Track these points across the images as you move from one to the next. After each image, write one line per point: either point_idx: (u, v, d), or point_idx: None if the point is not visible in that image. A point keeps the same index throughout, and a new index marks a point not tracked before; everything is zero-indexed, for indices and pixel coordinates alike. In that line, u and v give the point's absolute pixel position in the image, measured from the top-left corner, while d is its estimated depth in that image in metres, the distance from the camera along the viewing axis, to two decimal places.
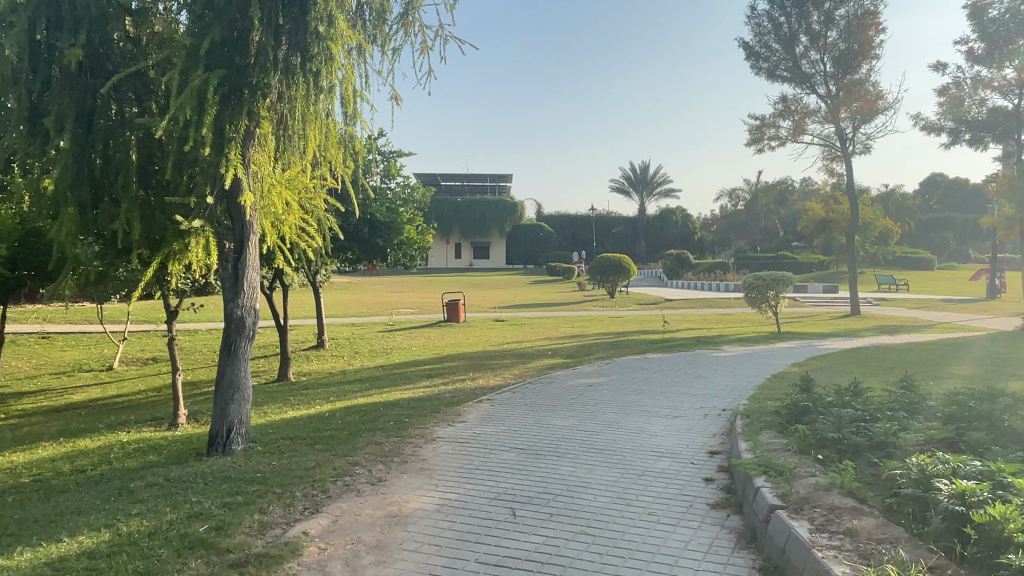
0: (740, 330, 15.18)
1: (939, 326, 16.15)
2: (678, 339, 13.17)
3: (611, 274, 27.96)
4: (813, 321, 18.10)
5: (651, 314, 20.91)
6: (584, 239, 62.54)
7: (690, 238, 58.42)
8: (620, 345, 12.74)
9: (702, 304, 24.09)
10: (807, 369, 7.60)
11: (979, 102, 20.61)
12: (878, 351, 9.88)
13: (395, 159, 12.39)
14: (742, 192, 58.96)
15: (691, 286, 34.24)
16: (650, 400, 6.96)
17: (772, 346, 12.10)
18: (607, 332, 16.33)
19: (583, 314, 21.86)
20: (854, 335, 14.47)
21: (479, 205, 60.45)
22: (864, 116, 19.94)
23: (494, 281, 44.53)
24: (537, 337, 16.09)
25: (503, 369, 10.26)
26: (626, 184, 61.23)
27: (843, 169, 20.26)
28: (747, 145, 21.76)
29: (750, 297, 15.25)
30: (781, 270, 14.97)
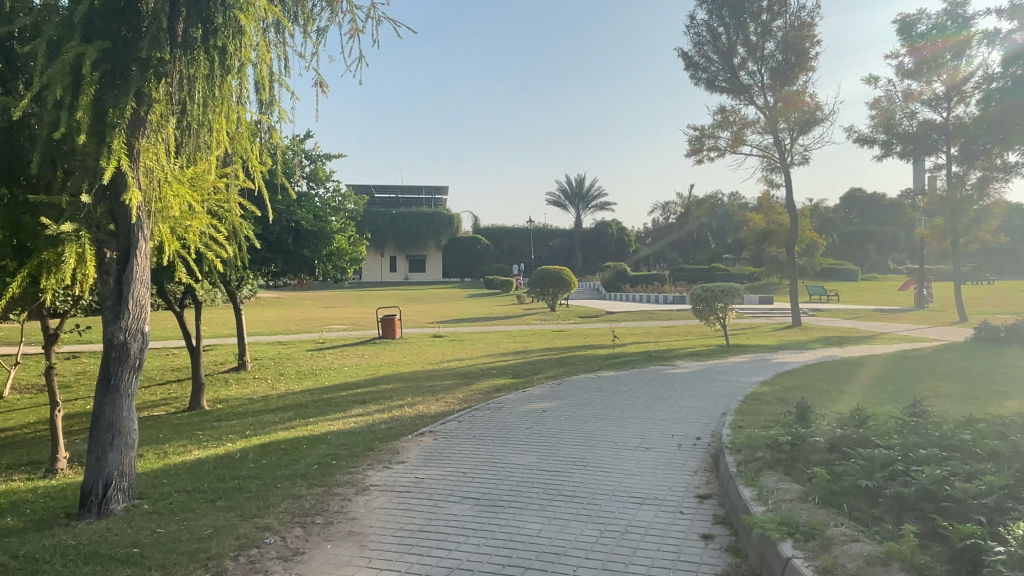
0: (689, 343, 14.68)
1: (882, 336, 16.09)
2: (629, 354, 12.50)
3: (552, 287, 27.34)
4: (758, 333, 17.82)
5: (595, 327, 20.30)
6: (521, 252, 62.02)
7: (626, 251, 58.62)
8: (569, 362, 11.96)
9: (645, 317, 23.68)
10: (781, 388, 6.96)
11: (910, 115, 21.24)
12: (839, 364, 9.42)
13: (324, 163, 11.33)
14: (676, 205, 59.68)
15: (631, 299, 33.99)
16: (614, 428, 6.16)
17: (728, 360, 11.55)
18: (551, 347, 15.55)
19: (525, 328, 21.05)
20: (803, 346, 14.17)
21: (415, 217, 59.26)
22: (803, 127, 19.93)
23: (431, 295, 43.33)
24: (479, 354, 15.17)
25: (446, 391, 9.31)
26: (562, 197, 61.08)
27: (782, 180, 19.88)
28: (687, 156, 21.49)
29: (696, 311, 14.63)
30: (728, 282, 14.41)
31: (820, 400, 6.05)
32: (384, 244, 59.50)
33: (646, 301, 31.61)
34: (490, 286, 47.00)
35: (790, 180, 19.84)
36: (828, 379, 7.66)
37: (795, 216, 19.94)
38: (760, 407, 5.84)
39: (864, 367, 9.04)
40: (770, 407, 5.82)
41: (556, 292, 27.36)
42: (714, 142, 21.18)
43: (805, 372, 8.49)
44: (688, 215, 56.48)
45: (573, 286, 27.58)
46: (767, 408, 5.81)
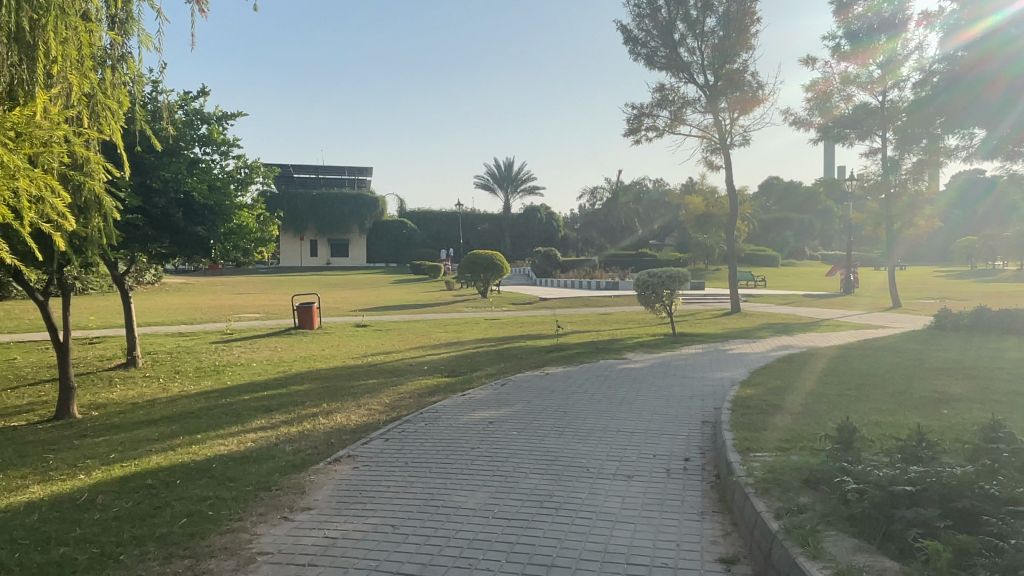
0: (634, 332, 13.72)
1: (826, 322, 15.66)
2: (574, 346, 11.39)
3: (483, 272, 26.05)
4: (700, 319, 17.10)
5: (531, 315, 19.20)
6: (448, 236, 60.41)
7: (554, 236, 57.79)
8: (510, 355, 10.74)
9: (580, 304, 22.73)
10: (770, 389, 5.93)
11: (847, 98, 21.19)
12: (808, 355, 8.57)
13: (220, 124, 9.69)
14: (604, 190, 59.35)
15: (562, 284, 33.11)
16: (582, 445, 4.97)
17: (681, 351, 10.61)
18: (487, 338, 14.28)
19: (456, 316, 19.67)
20: (752, 334, 13.45)
21: (338, 199, 56.62)
22: (745, 105, 18.99)
23: (354, 280, 41.28)
24: (407, 346, 13.76)
25: (371, 395, 7.90)
26: (491, 180, 59.70)
27: (723, 163, 19.01)
28: (624, 136, 20.44)
29: (641, 297, 13.53)
30: (675, 266, 13.41)
31: (827, 409, 5.04)
32: (304, 227, 56.65)
33: (579, 287, 30.81)
34: (417, 272, 45.36)
35: (730, 163, 19.03)
36: (813, 376, 6.71)
37: (735, 200, 19.17)
38: (760, 418, 4.78)
39: (836, 358, 8.20)
40: (773, 418, 4.76)
41: (487, 277, 26.11)
42: (652, 122, 20.20)
43: (779, 366, 7.58)
44: (616, 201, 56.32)
45: (505, 272, 26.38)
46: (769, 418, 4.74)
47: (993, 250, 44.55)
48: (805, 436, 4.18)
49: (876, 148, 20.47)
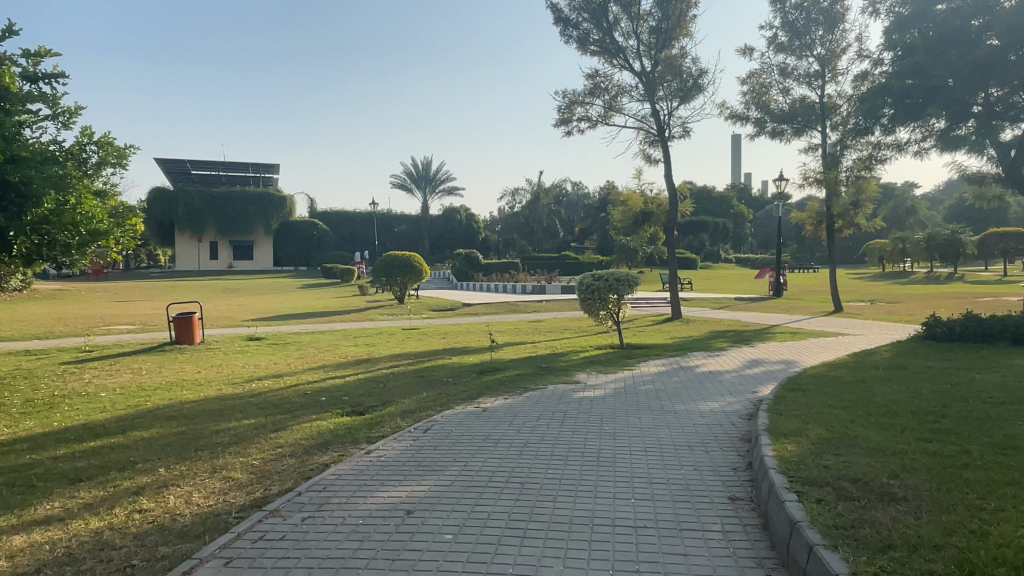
0: (576, 345, 11.86)
1: (779, 329, 14.31)
2: (510, 365, 9.41)
3: (399, 276, 23.70)
4: (643, 326, 15.47)
5: (454, 323, 17.07)
6: (362, 238, 57.28)
7: (474, 238, 55.65)
8: (434, 379, 8.64)
9: (506, 310, 20.78)
10: (815, 441, 4.12)
11: (785, 90, 20.23)
12: (809, 374, 6.90)
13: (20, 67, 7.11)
14: (525, 191, 57.82)
15: (485, 288, 31.11)
16: (566, 567, 2.96)
17: (642, 369, 8.81)
18: (405, 353, 12.09)
19: (367, 326, 17.30)
20: (708, 344, 11.84)
21: (241, 199, 52.61)
22: (684, 95, 17.39)
23: (257, 285, 37.85)
24: (307, 366, 11.39)
25: (238, 450, 5.64)
26: (407, 180, 57.02)
27: (661, 156, 17.35)
28: (555, 126, 18.63)
29: (584, 305, 11.67)
30: (623, 268, 11.59)
31: (941, 485, 3.26)
32: (202, 228, 52.22)
33: (502, 291, 28.92)
34: (329, 275, 42.34)
35: (670, 157, 17.40)
36: (850, 409, 4.99)
37: (675, 196, 17.64)
38: (860, 512, 2.92)
39: (849, 378, 6.55)
40: (877, 512, 2.93)
41: (403, 281, 23.77)
42: (585, 113, 18.43)
43: (788, 392, 5.84)
44: (537, 202, 55.30)
45: (424, 275, 24.14)
46: (873, 514, 2.91)
47: (903, 251, 45.92)
48: (984, 570, 2.33)
49: (815, 144, 19.58)
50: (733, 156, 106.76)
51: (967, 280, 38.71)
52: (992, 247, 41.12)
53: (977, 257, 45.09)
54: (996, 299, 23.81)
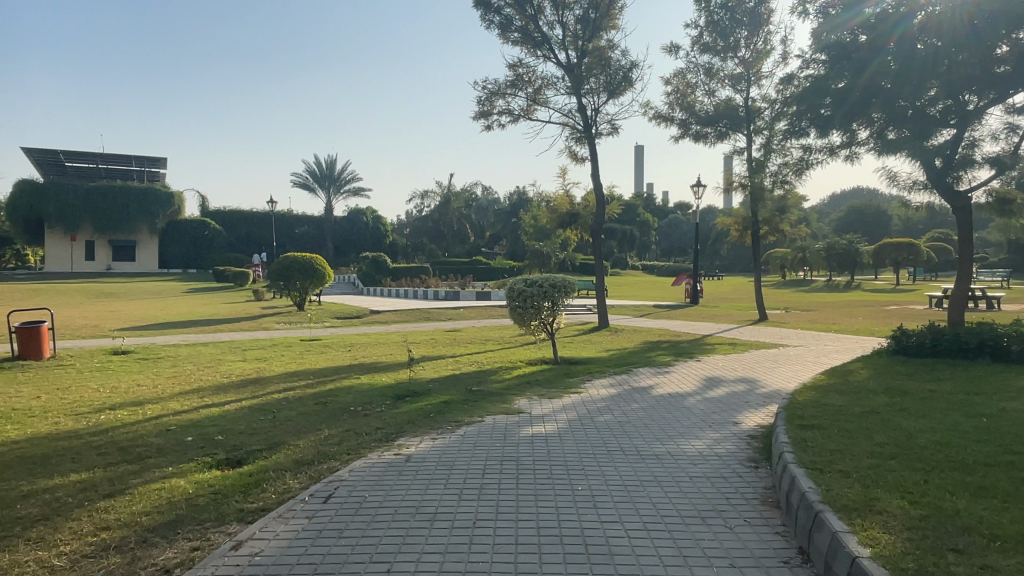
0: (503, 360, 10.41)
1: (714, 339, 13.44)
2: (432, 388, 7.84)
3: (299, 279, 21.50)
4: (571, 336, 14.24)
5: (361, 333, 15.26)
6: (259, 239, 53.57)
7: (382, 242, 53.21)
8: (338, 409, 6.97)
9: (419, 317, 19.10)
10: (910, 522, 2.85)
11: (709, 92, 19.68)
12: (800, 402, 5.74)
13: None
14: (435, 194, 55.90)
15: (394, 294, 29.23)
16: None
17: (591, 391, 7.46)
18: (303, 371, 10.25)
19: (260, 337, 15.19)
20: (649, 357, 10.68)
21: (122, 196, 47.92)
22: (612, 91, 16.24)
23: (137, 290, 34.16)
24: (180, 388, 9.38)
25: (41, 535, 3.83)
26: (310, 178, 54.00)
27: (587, 154, 16.17)
28: (473, 119, 17.19)
29: (514, 315, 10.27)
30: (558, 274, 10.21)
31: None
32: (76, 226, 47.32)
33: (413, 297, 27.10)
34: (221, 279, 39.02)
35: (596, 156, 16.20)
36: (899, 457, 3.80)
37: (602, 197, 16.51)
38: None
39: (851, 406, 5.42)
40: None
41: (303, 285, 21.61)
42: (507, 106, 17.03)
43: (798, 430, 4.62)
44: (448, 205, 53.69)
45: (327, 280, 22.04)
46: None
47: (803, 260, 47.53)
48: None
49: (740, 148, 19.09)
50: (637, 167, 108.91)
51: (863, 289, 40.20)
52: (884, 256, 42.74)
53: (869, 267, 47.31)
54: (902, 308, 24.26)
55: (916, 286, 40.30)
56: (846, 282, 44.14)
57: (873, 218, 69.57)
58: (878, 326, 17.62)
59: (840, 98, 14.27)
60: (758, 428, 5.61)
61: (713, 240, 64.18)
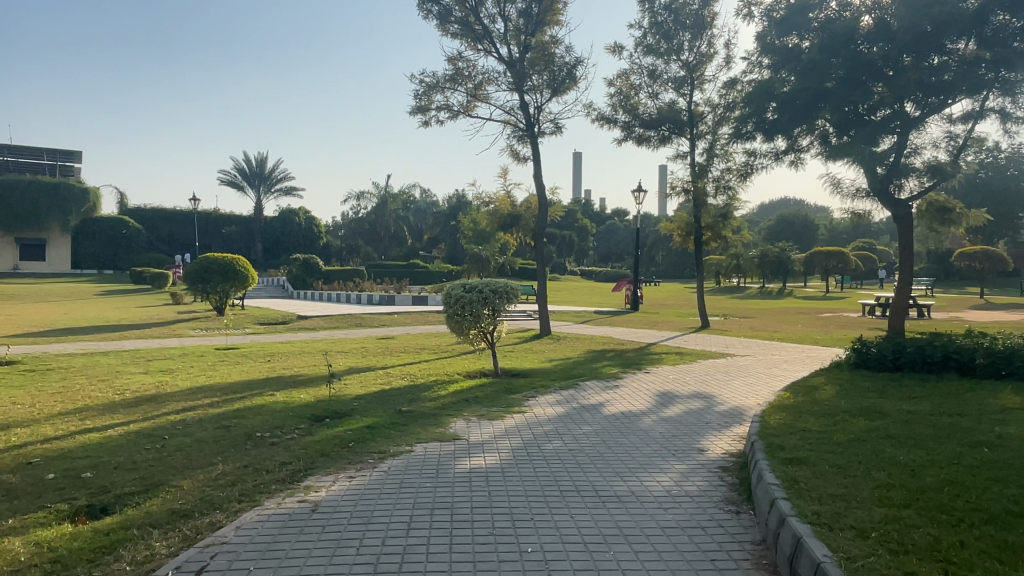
0: (438, 372, 9.49)
1: (660, 348, 12.84)
2: (356, 409, 6.88)
3: (219, 282, 20.01)
4: (511, 344, 13.42)
5: (285, 342, 14.03)
6: (183, 239, 50.78)
7: (314, 244, 51.07)
8: (242, 438, 5.93)
9: (350, 323, 17.94)
10: None
11: (653, 94, 19.25)
12: (773, 426, 5.05)
13: None
14: (371, 195, 54.33)
15: (324, 298, 27.82)
16: None
17: (535, 411, 6.63)
18: (212, 386, 9.07)
19: (170, 345, 13.79)
20: (595, 368, 9.95)
21: (31, 190, 44.91)
22: (555, 88, 15.52)
23: (43, 291, 31.59)
24: (61, 407, 8.10)
25: None
26: (239, 176, 51.66)
27: (529, 153, 15.42)
28: (409, 114, 16.22)
29: (450, 323, 9.40)
30: (500, 279, 9.39)
31: None
32: None
33: (345, 301, 25.78)
34: (138, 281, 36.63)
35: (539, 156, 15.45)
36: (914, 507, 3.13)
37: (545, 199, 15.78)
38: None
39: (829, 431, 4.76)
40: None
41: (224, 288, 20.14)
42: (445, 101, 16.13)
43: (783, 466, 3.89)
44: (384, 207, 52.23)
45: (250, 283, 20.70)
46: None
47: (737, 267, 48.23)
48: None
49: (683, 152, 18.72)
50: (575, 174, 109.33)
51: (795, 296, 40.94)
52: (815, 265, 43.67)
53: (800, 274, 48.37)
54: (837, 315, 24.47)
55: (845, 293, 41.31)
56: (778, 289, 44.94)
57: (801, 227, 71.54)
58: (819, 334, 17.48)
59: (787, 101, 14.16)
60: (727, 456, 4.90)
61: (649, 246, 64.69)
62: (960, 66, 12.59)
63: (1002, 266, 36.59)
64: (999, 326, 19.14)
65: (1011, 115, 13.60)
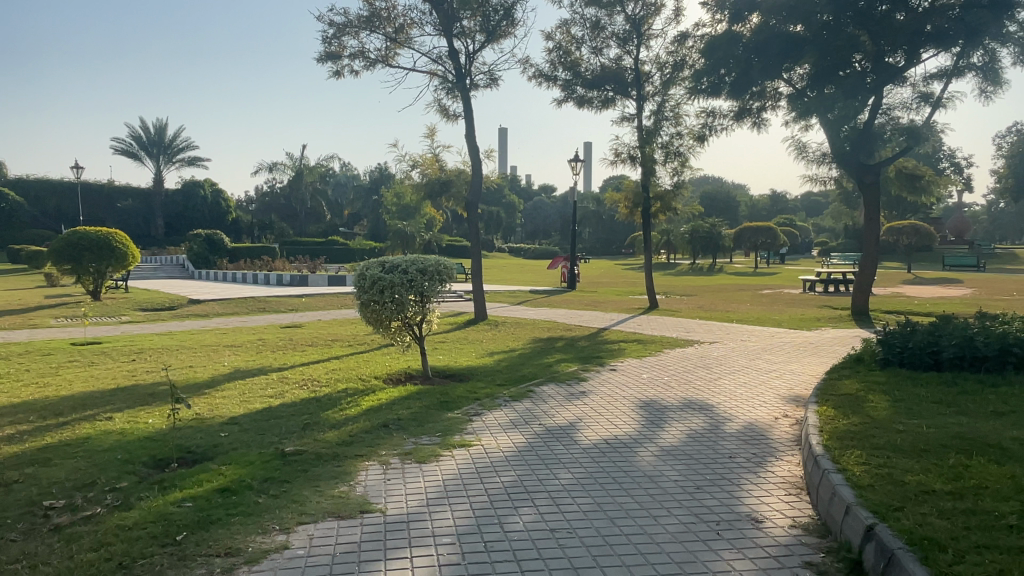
0: (350, 376, 7.37)
1: (615, 335, 11.08)
2: (216, 453, 4.69)
3: (93, 260, 17.01)
4: (442, 332, 11.37)
5: (162, 336, 11.44)
6: (72, 214, 45.80)
7: (223, 219, 46.95)
8: (17, 513, 3.69)
9: (252, 308, 15.40)
10: None
11: (595, 51, 17.36)
12: (865, 475, 3.25)
13: None
14: (285, 166, 50.61)
15: (229, 278, 24.85)
16: None
17: (485, 443, 4.62)
18: (35, 403, 6.62)
19: (12, 341, 11.01)
20: (547, 365, 8.06)
21: None
22: (489, 32, 13.39)
23: None
24: None
25: None
26: (136, 144, 46.96)
27: (460, 110, 13.24)
28: (317, 62, 13.73)
29: (364, 313, 7.26)
30: (431, 257, 7.31)
31: None
32: None
33: (251, 282, 22.98)
34: (14, 261, 32.36)
35: (472, 113, 13.30)
36: None
37: (479, 164, 13.68)
38: None
39: (969, 493, 2.98)
40: None
41: (99, 268, 17.17)
42: (359, 47, 13.70)
43: None
44: (300, 179, 48.63)
45: (131, 262, 17.86)
46: None
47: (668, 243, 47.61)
48: None
49: (628, 115, 16.95)
50: (503, 149, 107.06)
51: (727, 273, 40.45)
52: (745, 240, 43.35)
53: (730, 250, 48.10)
54: (779, 293, 23.54)
55: (775, 270, 41.11)
56: (710, 265, 44.43)
57: (725, 203, 72.08)
58: (776, 313, 16.23)
59: (759, 43, 12.91)
60: (800, 533, 3.06)
61: (578, 222, 63.51)
62: (957, 11, 11.55)
63: (926, 241, 37.10)
64: (949, 302, 18.47)
65: (993, 72, 12.22)
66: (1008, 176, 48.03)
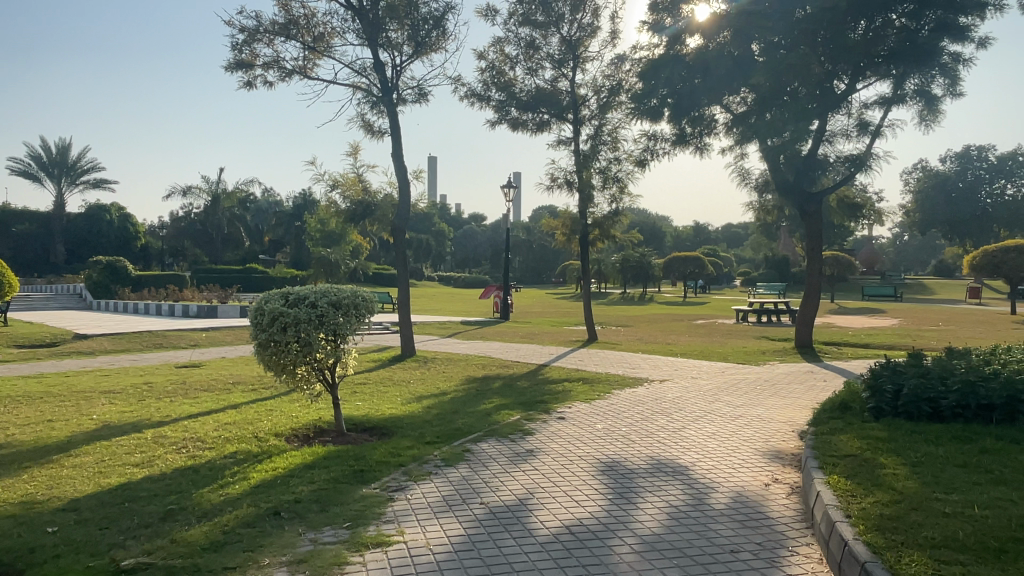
0: (245, 431, 6.04)
1: (556, 374, 10.05)
2: (29, 567, 3.32)
3: None
4: (363, 372, 10.07)
5: (27, 380, 9.63)
6: None
7: (130, 244, 43.84)
8: None
9: (148, 344, 13.62)
10: None
11: (529, 71, 16.62)
12: None
13: None
14: (200, 189, 47.76)
15: (130, 309, 22.61)
16: None
17: (410, 538, 3.46)
18: None
19: None
20: (484, 413, 6.92)
21: None
22: (417, 44, 12.39)
23: None
24: None
25: None
26: (36, 164, 43.49)
27: (385, 126, 12.11)
28: (226, 71, 12.38)
29: (263, 356, 5.97)
30: (345, 288, 6.12)
31: None
32: None
33: (154, 314, 20.88)
34: None
35: (399, 129, 12.20)
36: None
37: (407, 185, 12.57)
38: None
39: None
40: None
41: None
42: (273, 56, 12.44)
43: None
44: (217, 206, 44.97)
45: (9, 292, 15.71)
46: None
47: (598, 272, 47.46)
48: None
49: (564, 139, 16.23)
50: (432, 176, 106.26)
51: (658, 302, 40.45)
52: (674, 270, 43.60)
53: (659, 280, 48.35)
54: (713, 324, 23.23)
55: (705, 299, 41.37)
56: (640, 295, 44.43)
57: (651, 233, 73.19)
58: (717, 345, 15.66)
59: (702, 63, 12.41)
60: None
61: (508, 251, 62.91)
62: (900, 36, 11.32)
63: (847, 271, 38.13)
64: (882, 332, 18.37)
65: (932, 102, 12.04)
66: (916, 210, 50.45)
